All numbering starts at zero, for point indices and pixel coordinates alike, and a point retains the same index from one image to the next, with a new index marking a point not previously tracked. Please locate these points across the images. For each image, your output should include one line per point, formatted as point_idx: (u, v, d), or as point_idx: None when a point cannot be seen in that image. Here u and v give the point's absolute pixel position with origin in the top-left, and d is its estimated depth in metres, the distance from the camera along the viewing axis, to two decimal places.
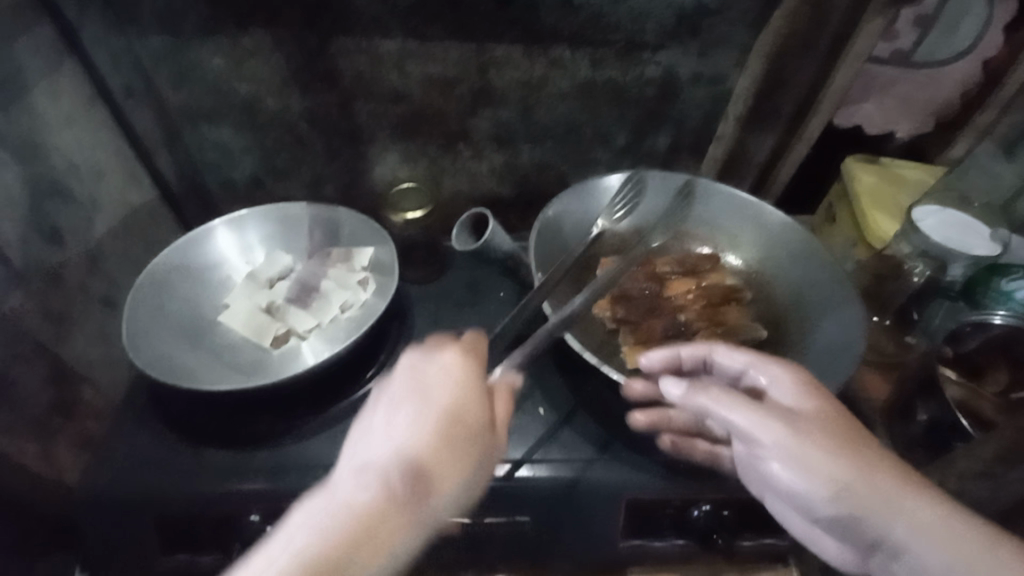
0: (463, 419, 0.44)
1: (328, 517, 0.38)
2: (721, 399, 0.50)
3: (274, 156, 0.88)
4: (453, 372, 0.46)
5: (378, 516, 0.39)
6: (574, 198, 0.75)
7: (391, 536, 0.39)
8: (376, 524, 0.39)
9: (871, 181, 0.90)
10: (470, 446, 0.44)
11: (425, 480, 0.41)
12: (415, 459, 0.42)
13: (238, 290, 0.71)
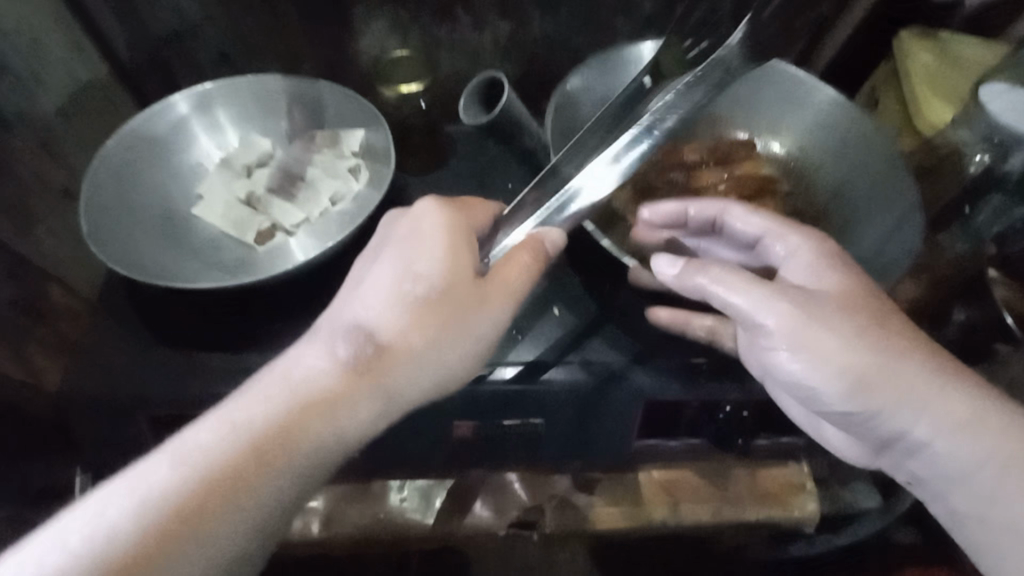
0: (438, 301, 0.45)
1: (290, 385, 0.41)
2: (722, 277, 0.48)
3: (241, 25, 0.76)
4: (448, 239, 0.47)
5: (331, 392, 0.41)
6: (598, 72, 0.65)
7: (341, 410, 0.41)
8: (329, 399, 0.41)
9: (929, 59, 0.79)
10: (451, 317, 0.45)
11: (385, 359, 0.43)
12: (380, 338, 0.44)
13: (213, 179, 0.63)
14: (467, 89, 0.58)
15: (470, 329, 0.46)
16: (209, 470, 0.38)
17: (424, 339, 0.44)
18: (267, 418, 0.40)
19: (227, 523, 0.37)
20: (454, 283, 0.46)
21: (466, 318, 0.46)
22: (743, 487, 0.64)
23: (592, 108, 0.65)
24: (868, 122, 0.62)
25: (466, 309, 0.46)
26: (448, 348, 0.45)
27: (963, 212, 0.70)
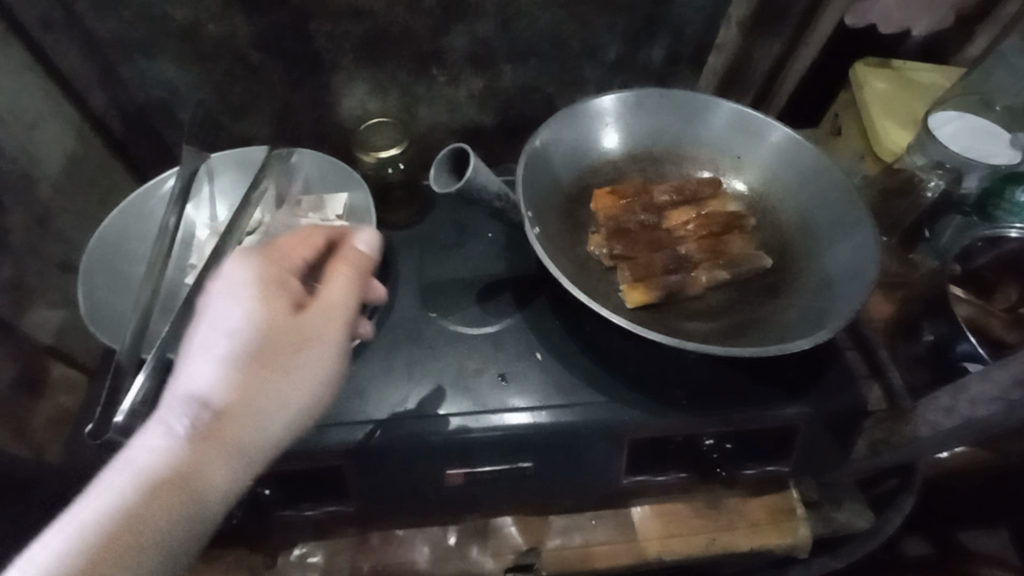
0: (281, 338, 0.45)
1: (140, 468, 0.40)
2: None
3: (227, 92, 0.79)
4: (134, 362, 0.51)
5: (186, 465, 0.41)
6: (566, 125, 0.69)
7: (208, 472, 0.42)
8: (185, 472, 0.41)
9: (882, 88, 0.82)
10: (234, 436, 0.43)
11: (275, 355, 0.45)
12: (254, 330, 0.45)
13: (204, 248, 0.65)
14: (435, 161, 0.58)
15: (254, 414, 0.43)
16: (107, 532, 0.38)
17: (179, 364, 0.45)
18: (155, 471, 0.41)
19: (164, 524, 0.40)
20: (264, 342, 0.45)
21: (244, 418, 0.43)
22: (735, 516, 0.66)
23: (561, 159, 0.69)
24: (823, 158, 0.66)
25: (242, 400, 0.43)
26: (291, 391, 0.45)
27: (923, 235, 0.77)
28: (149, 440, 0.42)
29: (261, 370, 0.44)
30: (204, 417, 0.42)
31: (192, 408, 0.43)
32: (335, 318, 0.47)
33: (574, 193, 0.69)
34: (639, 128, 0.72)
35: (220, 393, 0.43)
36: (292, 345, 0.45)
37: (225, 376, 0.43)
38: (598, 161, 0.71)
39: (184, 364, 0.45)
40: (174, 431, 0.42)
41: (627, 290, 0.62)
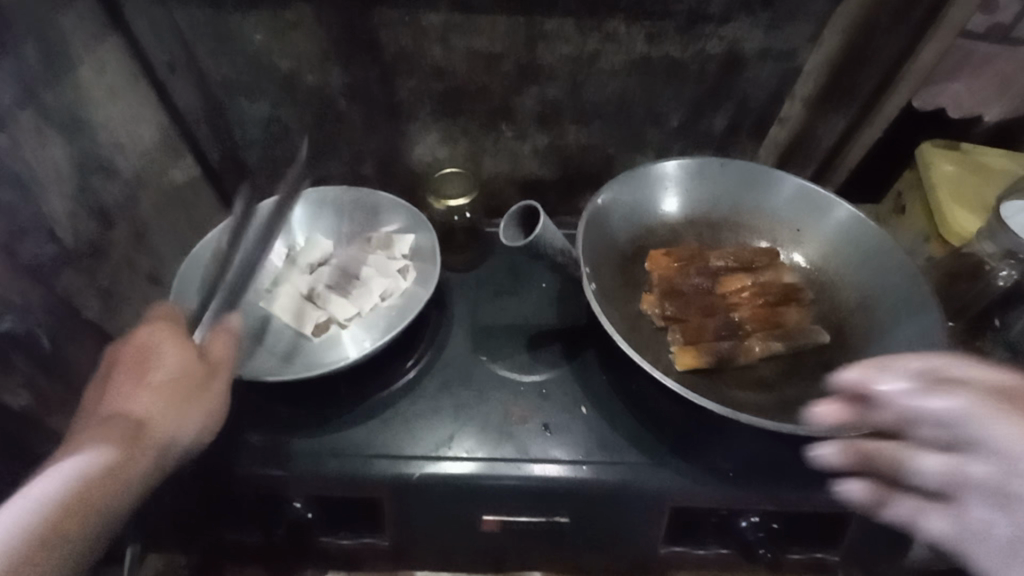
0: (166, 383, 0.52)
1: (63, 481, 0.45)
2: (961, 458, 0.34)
3: (313, 133, 0.86)
4: (187, 366, 0.52)
5: (98, 484, 0.45)
6: (627, 187, 0.72)
7: (109, 495, 0.46)
8: (95, 491, 0.45)
9: (951, 171, 0.81)
10: (131, 469, 0.47)
11: (171, 393, 0.51)
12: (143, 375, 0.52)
13: (280, 274, 0.69)
14: (505, 217, 0.61)
15: (109, 501, 0.46)
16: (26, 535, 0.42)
17: (166, 421, 0.50)
18: (74, 485, 0.45)
19: (68, 538, 0.43)
20: (161, 386, 0.51)
21: (96, 507, 0.45)
22: None
23: (619, 218, 0.71)
24: (887, 238, 0.65)
25: (106, 486, 0.46)
26: (173, 433, 0.50)
27: (993, 323, 0.74)
28: (81, 457, 0.46)
29: (167, 410, 0.50)
30: (59, 503, 0.44)
31: (51, 484, 0.44)
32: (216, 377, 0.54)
33: (630, 252, 0.71)
34: (699, 195, 0.74)
35: (78, 478, 0.45)
36: (182, 395, 0.52)
37: (128, 453, 0.47)
38: (655, 223, 0.73)
39: (162, 419, 0.50)
40: (31, 509, 0.43)
41: (678, 353, 0.62)
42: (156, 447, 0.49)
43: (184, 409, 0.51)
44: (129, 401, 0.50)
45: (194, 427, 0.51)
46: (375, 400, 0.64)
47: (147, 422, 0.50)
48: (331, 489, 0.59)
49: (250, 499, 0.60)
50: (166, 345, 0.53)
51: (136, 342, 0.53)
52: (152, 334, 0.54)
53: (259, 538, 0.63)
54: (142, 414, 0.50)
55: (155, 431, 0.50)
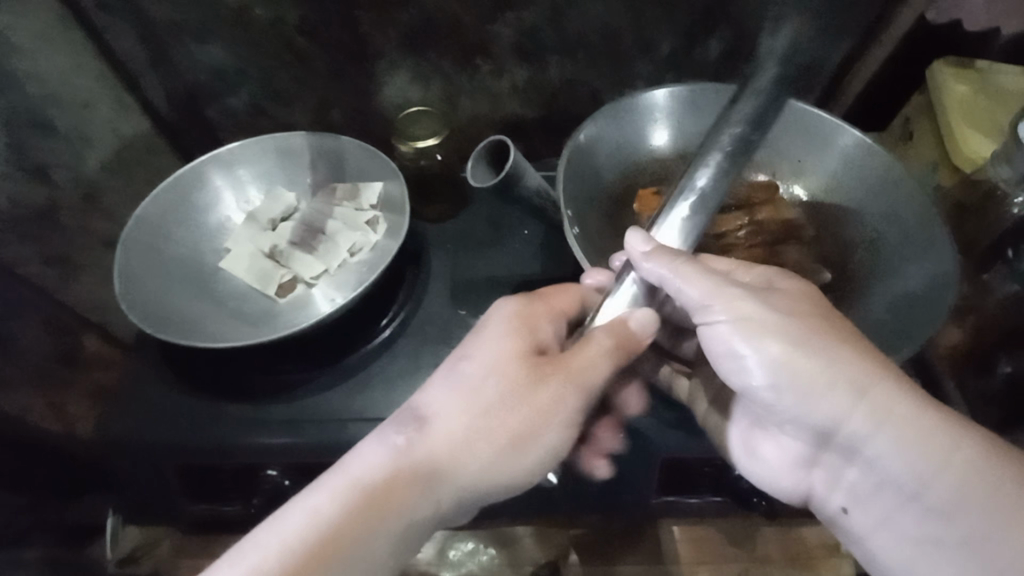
0: (536, 380, 0.45)
1: (355, 476, 0.41)
2: (735, 315, 0.46)
3: (272, 78, 0.78)
4: (497, 367, 0.45)
5: (387, 483, 0.41)
6: (613, 121, 0.66)
7: (405, 498, 0.41)
8: (386, 492, 0.41)
9: (965, 92, 0.75)
10: (443, 468, 0.42)
11: (546, 380, 0.45)
12: (502, 369, 0.45)
13: (239, 232, 0.64)
14: (474, 152, 0.55)
15: (390, 520, 0.40)
16: (316, 534, 0.39)
17: (477, 448, 0.43)
18: (366, 479, 0.41)
19: (362, 536, 0.39)
20: (514, 385, 0.45)
21: (370, 532, 0.39)
22: (773, 548, 0.62)
23: (606, 156, 0.66)
24: (898, 167, 0.60)
25: (391, 503, 0.40)
26: (536, 434, 0.45)
27: (1005, 254, 0.68)
28: (369, 447, 0.43)
29: (500, 417, 0.44)
30: (327, 515, 0.39)
31: (320, 490, 0.41)
32: (574, 383, 0.45)
33: (618, 194, 0.66)
34: (693, 126, 0.67)
35: (351, 494, 0.40)
36: (535, 390, 0.45)
37: (410, 473, 0.42)
38: (645, 160, 0.67)
39: (474, 427, 0.44)
40: (306, 520, 0.39)
41: None
42: (448, 470, 0.43)
43: (491, 440, 0.44)
44: (443, 424, 0.44)
45: (546, 440, 0.45)
46: (350, 361, 0.60)
47: (442, 453, 0.43)
48: (309, 454, 0.56)
49: (226, 469, 0.57)
50: (505, 349, 0.46)
51: (504, 362, 0.46)
52: (523, 339, 0.47)
53: (238, 509, 0.61)
54: (488, 434, 0.44)
55: (465, 463, 0.43)
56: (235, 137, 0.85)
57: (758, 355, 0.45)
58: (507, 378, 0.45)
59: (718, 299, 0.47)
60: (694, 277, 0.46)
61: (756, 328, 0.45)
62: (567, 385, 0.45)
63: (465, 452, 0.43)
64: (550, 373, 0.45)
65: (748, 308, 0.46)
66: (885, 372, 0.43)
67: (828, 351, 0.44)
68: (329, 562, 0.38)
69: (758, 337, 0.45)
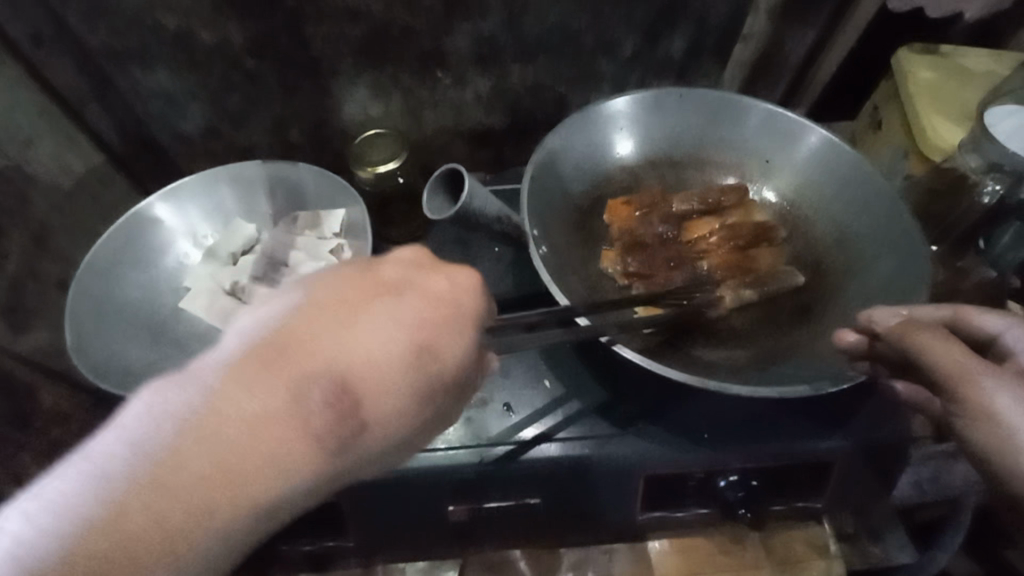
0: (401, 344, 0.33)
1: (127, 457, 0.29)
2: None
3: (225, 101, 0.75)
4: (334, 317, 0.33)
5: (172, 467, 0.28)
6: (576, 131, 0.64)
7: (206, 496, 0.29)
8: (172, 480, 0.28)
9: (928, 78, 0.74)
10: (252, 460, 0.29)
11: (411, 349, 0.34)
12: (349, 325, 0.33)
13: (197, 270, 0.63)
14: (428, 180, 0.54)
15: (235, 502, 0.29)
16: (76, 541, 0.27)
17: (309, 426, 0.31)
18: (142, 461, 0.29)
19: (149, 550, 0.28)
20: (365, 353, 0.33)
21: (208, 508, 0.29)
22: (762, 553, 0.62)
23: (571, 167, 0.64)
24: (865, 162, 0.59)
25: (248, 475, 0.29)
26: (393, 411, 0.33)
27: (977, 244, 0.69)
28: (139, 408, 0.30)
29: (343, 389, 0.32)
30: (153, 473, 0.28)
31: (142, 441, 0.29)
32: (438, 356, 0.34)
33: (586, 204, 0.64)
34: (657, 131, 0.66)
35: (191, 434, 0.29)
36: (396, 358, 0.33)
37: (205, 457, 0.29)
38: (612, 168, 0.66)
39: (299, 389, 0.31)
40: (89, 492, 0.28)
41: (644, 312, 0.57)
42: (338, 445, 0.31)
43: (404, 391, 0.33)
44: (343, 335, 0.33)
45: (406, 415, 0.33)
46: None
47: (337, 372, 0.32)
48: None
49: None
50: (428, 287, 0.36)
51: (425, 294, 0.35)
52: (452, 285, 0.36)
53: None
54: (394, 361, 0.33)
55: (365, 386, 0.32)
56: (193, 164, 0.82)
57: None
58: (352, 353, 0.32)
59: (1000, 381, 0.39)
60: (959, 356, 0.40)
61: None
62: (435, 361, 0.34)
63: (297, 430, 0.30)
64: (411, 344, 0.33)
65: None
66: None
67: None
68: None
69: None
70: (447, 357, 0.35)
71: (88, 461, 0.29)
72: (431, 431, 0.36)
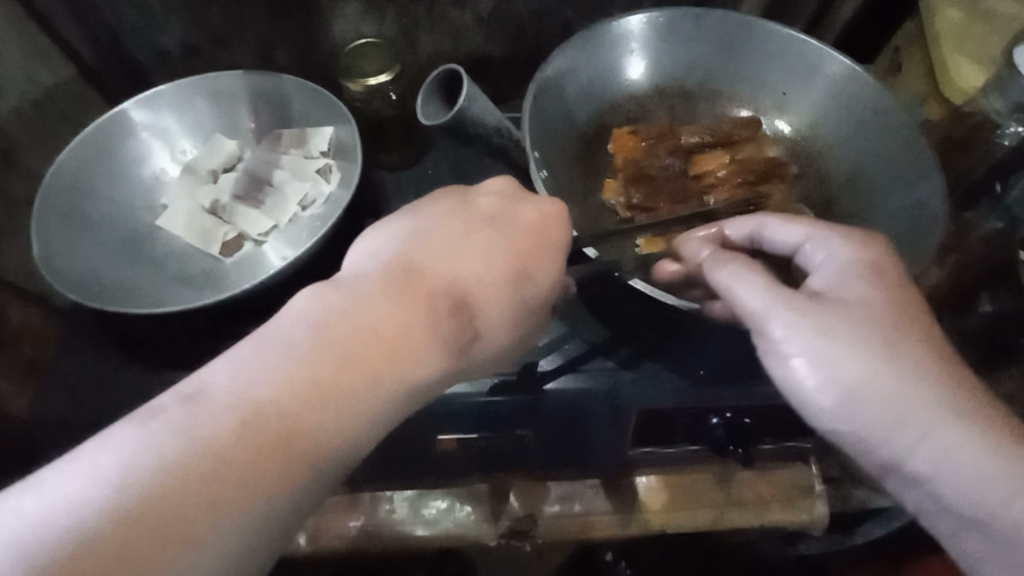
0: (503, 269, 0.39)
1: (285, 342, 0.33)
2: (788, 323, 0.39)
3: (204, 10, 0.69)
4: (451, 242, 0.39)
5: (329, 352, 0.33)
6: (583, 53, 0.60)
7: (361, 379, 0.33)
8: (334, 368, 0.32)
9: (957, 16, 0.70)
10: (396, 353, 0.34)
11: (515, 273, 0.40)
12: (464, 249, 0.39)
13: (175, 187, 0.59)
14: (423, 86, 0.50)
15: (388, 383, 0.33)
16: (243, 411, 0.30)
17: (437, 328, 0.36)
18: (300, 346, 0.33)
19: (323, 421, 0.31)
20: (475, 272, 0.39)
21: (363, 388, 0.33)
22: (747, 492, 0.62)
23: (576, 94, 0.60)
24: (887, 95, 0.56)
25: (399, 360, 0.34)
26: (500, 322, 0.39)
27: (993, 188, 0.66)
28: (295, 306, 0.35)
29: (457, 301, 0.37)
30: (324, 356, 0.33)
31: (297, 336, 0.33)
32: (529, 286, 0.40)
33: (591, 135, 0.61)
34: (669, 58, 0.62)
35: (349, 326, 0.34)
36: (500, 281, 0.39)
37: (359, 346, 0.33)
38: (619, 97, 0.62)
39: (429, 290, 0.37)
40: (253, 368, 0.32)
41: (646, 244, 0.55)
42: (458, 347, 0.36)
43: (506, 312, 0.39)
44: (458, 253, 0.39)
45: (504, 331, 0.39)
46: None
47: (460, 280, 0.38)
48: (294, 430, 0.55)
49: None
50: (518, 220, 0.42)
51: (520, 225, 0.42)
52: (542, 216, 0.43)
53: None
54: (507, 273, 0.39)
55: (481, 293, 0.38)
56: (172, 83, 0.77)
57: (854, 380, 0.37)
58: (466, 272, 0.38)
59: (790, 311, 0.39)
60: (755, 287, 0.41)
61: (848, 342, 0.38)
62: (533, 289, 0.41)
63: (431, 325, 0.36)
64: (512, 272, 0.40)
65: (839, 321, 0.38)
66: (922, 355, 0.37)
67: (925, 356, 0.37)
68: (269, 465, 0.30)
69: (835, 356, 0.38)
70: (533, 283, 0.41)
71: (250, 351, 0.33)
72: (522, 342, 0.42)
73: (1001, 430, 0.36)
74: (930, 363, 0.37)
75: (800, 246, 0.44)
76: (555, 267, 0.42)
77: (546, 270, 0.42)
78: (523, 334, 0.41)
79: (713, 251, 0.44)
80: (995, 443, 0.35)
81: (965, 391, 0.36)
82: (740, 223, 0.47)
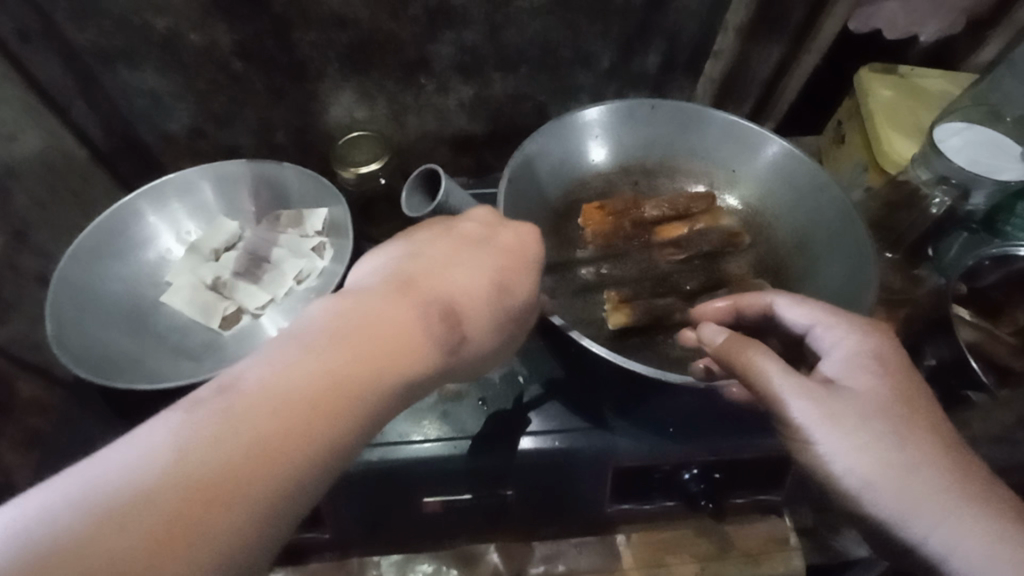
0: (487, 283, 0.44)
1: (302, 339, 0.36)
2: (806, 408, 0.42)
3: (210, 100, 0.76)
4: (444, 258, 0.44)
5: (343, 347, 0.36)
6: (554, 137, 0.67)
7: (373, 371, 0.36)
8: (347, 361, 0.35)
9: (886, 97, 0.79)
10: (400, 348, 0.37)
11: (499, 287, 0.44)
12: (455, 265, 0.44)
13: (180, 264, 0.64)
14: (408, 180, 0.56)
15: (395, 372, 0.36)
16: (265, 399, 0.33)
17: (436, 329, 0.39)
18: (315, 342, 0.36)
19: (336, 410, 0.34)
20: (466, 282, 0.43)
21: (370, 379, 0.36)
22: (727, 544, 0.64)
23: (548, 172, 0.67)
24: (822, 174, 0.62)
25: (404, 356, 0.37)
26: (488, 329, 0.43)
27: (927, 253, 0.75)
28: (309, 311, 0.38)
29: (450, 308, 0.41)
30: (337, 351, 0.36)
31: (311, 335, 0.36)
32: (511, 299, 0.45)
33: (562, 210, 0.67)
34: (631, 139, 0.69)
35: (360, 323, 0.37)
36: (487, 292, 0.43)
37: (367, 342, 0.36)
38: (588, 174, 0.69)
39: (427, 297, 0.41)
40: (274, 363, 0.34)
41: (612, 311, 0.60)
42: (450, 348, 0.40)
43: (492, 322, 0.44)
44: (451, 267, 0.43)
45: (490, 339, 0.43)
46: None
47: (452, 292, 0.42)
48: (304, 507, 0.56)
49: None
50: (501, 243, 0.47)
51: (501, 245, 0.47)
52: (519, 238, 0.48)
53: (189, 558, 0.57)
54: (491, 286, 0.44)
55: (470, 304, 0.42)
56: (178, 162, 0.83)
57: (866, 462, 0.40)
58: (459, 284, 0.43)
59: (808, 397, 0.42)
60: (777, 373, 0.42)
61: (863, 424, 0.41)
62: (517, 303, 0.45)
63: (429, 326, 0.39)
64: (496, 286, 0.44)
65: (851, 408, 0.41)
66: (929, 440, 0.40)
67: (931, 438, 0.40)
68: (288, 448, 0.32)
69: (851, 442, 0.40)
70: (514, 296, 0.45)
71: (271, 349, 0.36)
72: (500, 350, 0.46)
73: (996, 508, 0.38)
74: (933, 450, 0.40)
75: (809, 327, 0.48)
76: (530, 282, 0.46)
77: (523, 287, 0.46)
78: (505, 344, 0.45)
79: (731, 335, 0.45)
80: (1005, 533, 0.37)
81: (964, 475, 0.39)
82: (755, 299, 0.52)
